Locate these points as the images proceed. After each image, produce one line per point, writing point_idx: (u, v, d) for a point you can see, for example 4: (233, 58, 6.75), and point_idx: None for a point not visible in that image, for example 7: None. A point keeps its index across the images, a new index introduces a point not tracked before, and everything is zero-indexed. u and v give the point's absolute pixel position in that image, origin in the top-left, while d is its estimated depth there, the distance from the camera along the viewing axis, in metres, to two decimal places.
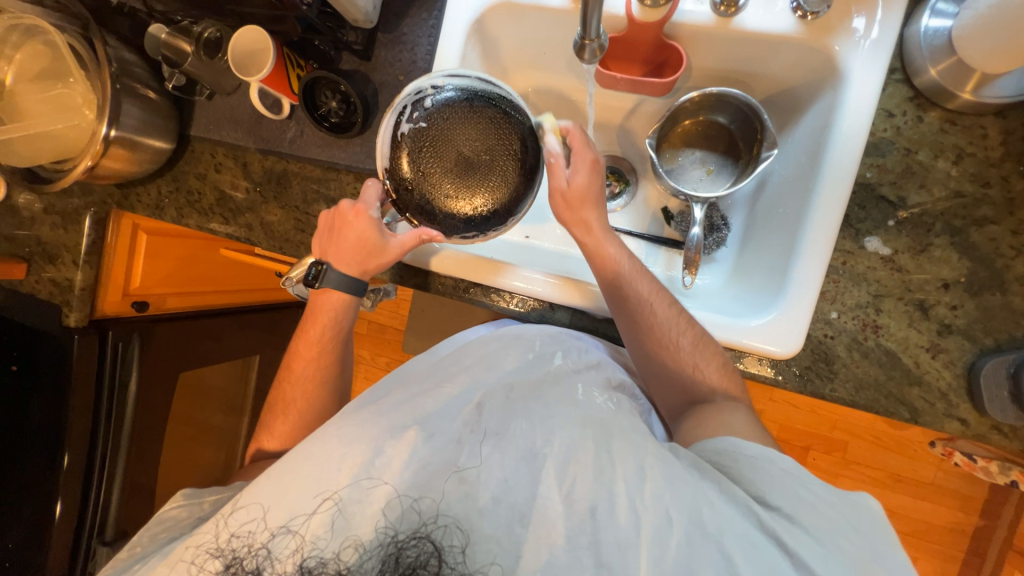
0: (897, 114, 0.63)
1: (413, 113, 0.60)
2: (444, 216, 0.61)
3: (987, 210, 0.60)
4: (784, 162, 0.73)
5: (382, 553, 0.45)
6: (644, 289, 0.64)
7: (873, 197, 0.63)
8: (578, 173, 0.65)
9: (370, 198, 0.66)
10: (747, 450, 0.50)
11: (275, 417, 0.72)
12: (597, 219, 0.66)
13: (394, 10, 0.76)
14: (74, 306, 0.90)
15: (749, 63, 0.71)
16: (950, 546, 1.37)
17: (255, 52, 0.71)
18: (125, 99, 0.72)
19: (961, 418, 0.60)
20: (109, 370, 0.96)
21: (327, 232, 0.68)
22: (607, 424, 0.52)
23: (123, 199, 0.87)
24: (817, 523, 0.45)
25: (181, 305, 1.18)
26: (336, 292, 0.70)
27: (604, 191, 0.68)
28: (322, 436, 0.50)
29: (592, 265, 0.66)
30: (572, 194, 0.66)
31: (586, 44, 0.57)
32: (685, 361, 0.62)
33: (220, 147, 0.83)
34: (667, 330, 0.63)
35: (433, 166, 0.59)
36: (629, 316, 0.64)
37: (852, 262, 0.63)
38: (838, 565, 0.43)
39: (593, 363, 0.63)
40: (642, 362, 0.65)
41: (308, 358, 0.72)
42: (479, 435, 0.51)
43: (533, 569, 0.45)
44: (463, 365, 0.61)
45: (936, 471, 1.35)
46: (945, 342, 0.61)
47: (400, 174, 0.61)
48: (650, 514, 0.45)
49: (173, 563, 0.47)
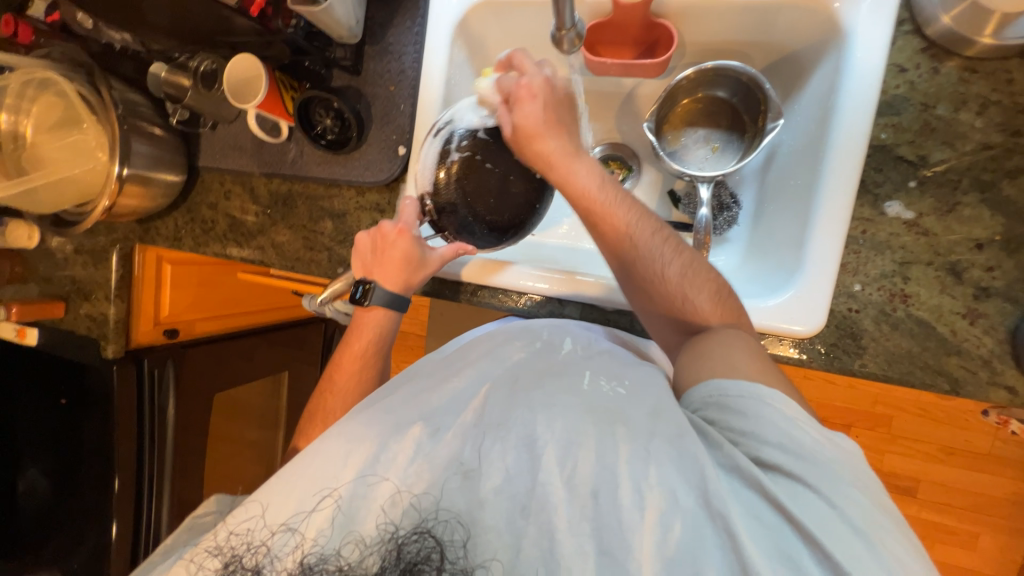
0: (910, 68, 0.59)
1: (461, 139, 0.64)
2: (483, 232, 0.66)
3: (1021, 160, 0.56)
4: (793, 131, 0.69)
5: (383, 549, 0.45)
6: (625, 218, 0.60)
7: (891, 158, 0.59)
8: (520, 111, 0.61)
9: (407, 219, 0.68)
10: (733, 391, 0.48)
11: (314, 426, 0.68)
12: (556, 147, 0.61)
13: (379, 22, 0.76)
14: (110, 338, 0.95)
15: (744, 32, 0.69)
16: (1014, 519, 1.29)
17: (251, 80, 0.72)
18: (134, 137, 0.75)
19: (1008, 385, 0.56)
20: (149, 397, 1.01)
21: (370, 253, 0.70)
22: (612, 410, 0.50)
23: (144, 234, 0.91)
24: (816, 476, 0.42)
25: (210, 330, 1.23)
26: (380, 307, 0.70)
27: (555, 121, 0.62)
28: (331, 435, 0.51)
29: (566, 198, 0.62)
30: (522, 134, 0.61)
31: (563, 34, 0.57)
32: (673, 293, 0.58)
33: (227, 175, 0.85)
34: (652, 262, 0.58)
35: (476, 188, 0.64)
36: (612, 249, 0.61)
37: (873, 230, 0.60)
38: (840, 521, 0.40)
39: (605, 352, 0.61)
40: (635, 300, 0.62)
41: (349, 370, 0.71)
42: (481, 428, 0.50)
43: (533, 560, 0.44)
44: (469, 358, 0.60)
45: (993, 441, 1.27)
46: (983, 307, 0.56)
47: (442, 196, 0.65)
48: (655, 498, 0.44)
49: (179, 563, 0.49)
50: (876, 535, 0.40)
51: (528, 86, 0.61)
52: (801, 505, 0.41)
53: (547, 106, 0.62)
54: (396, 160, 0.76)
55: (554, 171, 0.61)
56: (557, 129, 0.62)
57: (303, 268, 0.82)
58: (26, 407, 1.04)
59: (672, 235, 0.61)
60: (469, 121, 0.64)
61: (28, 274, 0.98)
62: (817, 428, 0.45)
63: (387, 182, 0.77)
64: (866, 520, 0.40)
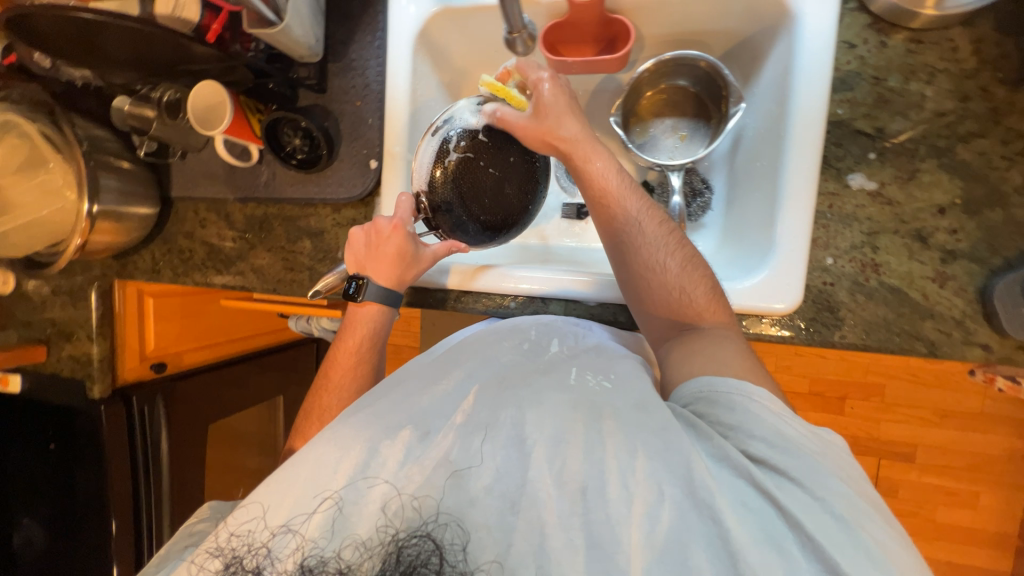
0: (859, 44, 0.60)
1: (458, 141, 0.66)
2: (477, 231, 0.69)
3: (972, 125, 0.57)
4: (755, 114, 0.71)
5: (383, 552, 0.45)
6: (635, 206, 0.62)
7: (849, 133, 0.61)
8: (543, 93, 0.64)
9: (402, 213, 0.68)
10: (722, 388, 0.49)
11: (310, 423, 0.67)
12: (574, 130, 0.64)
13: (339, 38, 0.77)
14: (96, 378, 0.93)
15: (699, 21, 0.70)
16: (1011, 474, 1.32)
17: (214, 107, 0.72)
18: (102, 173, 0.74)
19: (982, 343, 0.57)
20: (140, 433, 1.00)
21: (364, 248, 0.69)
22: (599, 402, 0.51)
23: (122, 269, 0.90)
24: (801, 469, 0.43)
25: (203, 359, 1.21)
26: (373, 303, 0.69)
27: (576, 107, 0.65)
28: (321, 441, 0.50)
29: (578, 181, 0.64)
30: (545, 111, 0.64)
31: (514, 37, 0.58)
32: (672, 283, 0.59)
33: (201, 204, 0.85)
34: (652, 249, 0.60)
35: (473, 188, 0.67)
36: (615, 234, 0.62)
37: (840, 204, 0.61)
38: (823, 511, 0.41)
39: (592, 347, 0.61)
40: (629, 293, 0.62)
41: (345, 365, 0.69)
42: (470, 428, 0.49)
43: (525, 556, 0.44)
44: (461, 360, 0.60)
45: (982, 399, 1.30)
46: (951, 269, 0.58)
47: (438, 194, 0.68)
48: (642, 490, 0.44)
49: (181, 565, 0.48)
50: (859, 523, 0.41)
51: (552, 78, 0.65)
52: (787, 496, 0.42)
53: (562, 94, 0.65)
54: (368, 173, 0.76)
55: (572, 153, 0.63)
56: (577, 116, 0.65)
57: (285, 289, 0.82)
58: (14, 455, 1.02)
59: (675, 230, 0.62)
60: (467, 123, 0.67)
61: (5, 320, 0.96)
62: (801, 423, 0.47)
63: (362, 197, 0.77)
64: (848, 508, 0.41)
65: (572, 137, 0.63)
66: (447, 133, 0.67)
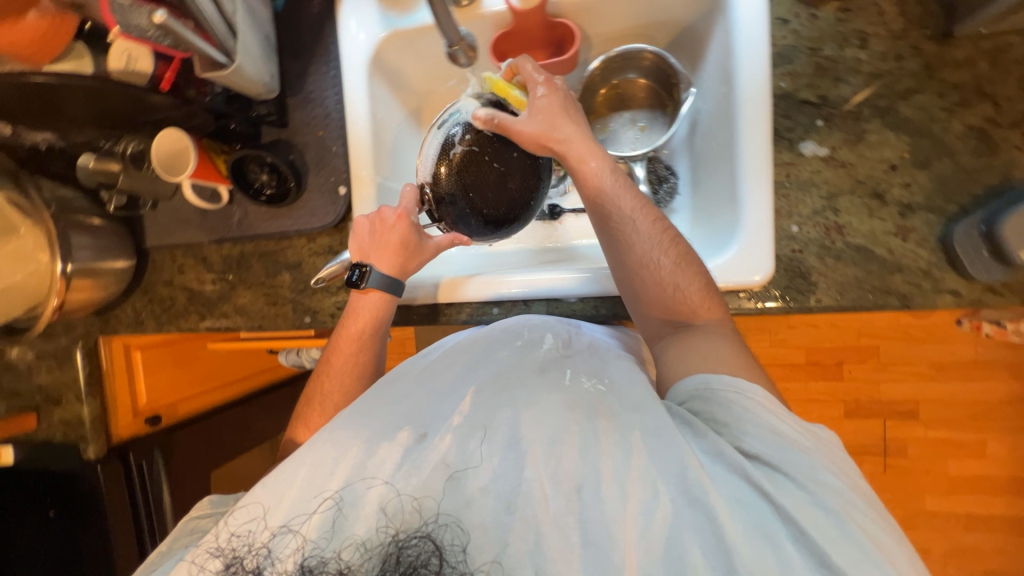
0: (791, 18, 0.63)
1: (460, 134, 0.65)
2: (479, 226, 0.67)
3: (908, 82, 0.59)
4: (706, 98, 0.73)
5: (383, 553, 0.45)
6: (630, 205, 0.62)
7: (795, 104, 0.63)
8: (536, 98, 0.65)
9: (406, 203, 0.69)
10: (716, 385, 0.50)
11: (312, 408, 0.68)
12: (568, 133, 0.63)
13: (295, 73, 0.78)
14: (91, 438, 0.92)
15: (640, 15, 0.73)
16: (1013, 418, 1.33)
17: (178, 154, 0.73)
18: (73, 232, 0.75)
19: (952, 290, 0.58)
20: (139, 491, 1.00)
21: (369, 236, 0.70)
22: (594, 402, 0.51)
23: (104, 325, 0.89)
24: (793, 463, 0.44)
25: (197, 408, 1.19)
26: (378, 291, 0.69)
27: (571, 109, 0.65)
28: (317, 443, 0.50)
29: (574, 181, 0.64)
30: (540, 113, 0.64)
31: (455, 50, 0.61)
32: (667, 281, 0.59)
33: (177, 250, 0.86)
34: (648, 248, 0.60)
35: (477, 181, 0.65)
36: (611, 232, 0.62)
37: (796, 171, 0.63)
38: (815, 505, 0.42)
39: (585, 348, 0.61)
40: (626, 291, 0.62)
41: (347, 352, 0.69)
42: (467, 428, 0.50)
43: (521, 555, 0.44)
44: (456, 364, 0.60)
45: (974, 347, 1.32)
46: (911, 222, 0.60)
47: (442, 186, 0.65)
48: (636, 488, 0.44)
49: (182, 561, 0.48)
50: (852, 515, 0.41)
51: (545, 82, 0.65)
52: (780, 491, 0.42)
53: (556, 98, 0.65)
54: (338, 200, 0.77)
55: (566, 152, 0.63)
56: (573, 118, 0.65)
57: (269, 325, 0.82)
58: (13, 529, 1.00)
59: (670, 227, 0.62)
60: (472, 116, 0.66)
61: None
62: (795, 420, 0.47)
63: (335, 224, 0.78)
64: (840, 502, 0.42)
65: (566, 139, 0.63)
66: (454, 123, 0.66)
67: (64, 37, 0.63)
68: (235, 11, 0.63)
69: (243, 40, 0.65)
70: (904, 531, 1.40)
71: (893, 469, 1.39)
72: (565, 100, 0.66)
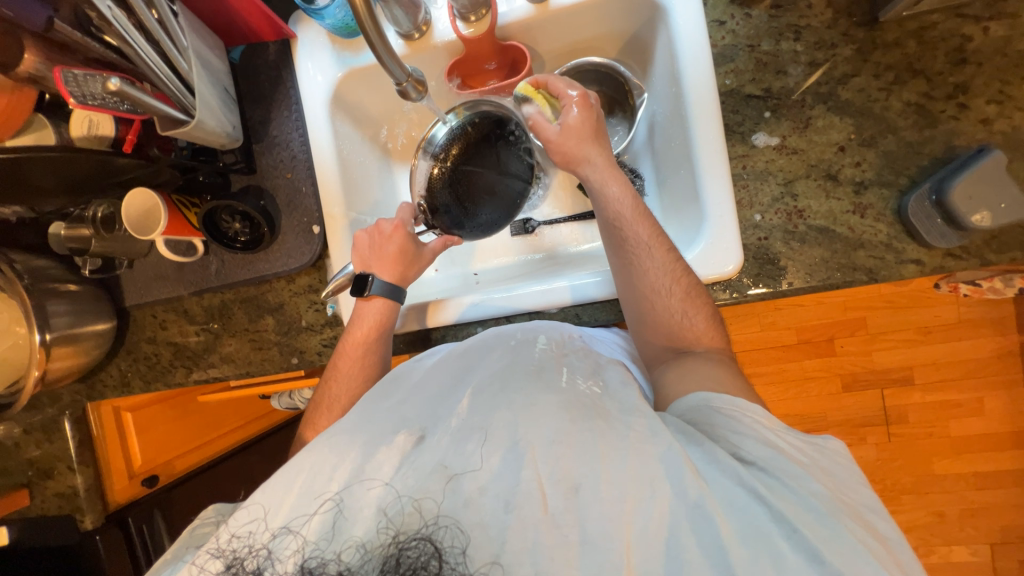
0: (727, 20, 0.66)
1: (448, 144, 0.72)
2: (473, 228, 0.75)
3: (845, 67, 0.62)
4: (659, 101, 0.75)
5: (383, 554, 0.43)
6: (646, 230, 0.63)
7: (742, 99, 0.65)
8: (569, 117, 0.66)
9: (403, 215, 0.73)
10: (718, 402, 0.51)
11: (320, 413, 0.68)
12: (597, 155, 0.66)
13: (257, 120, 0.79)
14: (86, 509, 0.90)
15: (586, 30, 0.75)
16: (1004, 372, 1.36)
17: (150, 213, 0.73)
18: (49, 301, 0.74)
19: (914, 259, 0.60)
20: (143, 558, 0.98)
21: (370, 249, 0.72)
22: (592, 405, 0.51)
23: (91, 390, 0.88)
24: (781, 465, 0.45)
25: (194, 463, 1.18)
26: (382, 298, 0.70)
27: (601, 132, 0.67)
28: (317, 448, 0.50)
29: (594, 202, 0.66)
30: (571, 136, 0.66)
31: (404, 87, 0.59)
32: (675, 308, 0.61)
33: (157, 306, 0.85)
34: (664, 274, 0.61)
35: (468, 188, 0.72)
36: (624, 255, 0.63)
37: (752, 163, 0.65)
38: (805, 508, 0.43)
39: (579, 349, 0.62)
40: (631, 314, 0.64)
41: (352, 357, 0.69)
42: (466, 432, 0.49)
43: (521, 554, 0.42)
44: (454, 372, 0.59)
45: (956, 308, 1.34)
46: (866, 199, 0.62)
47: (436, 198, 0.72)
48: (635, 486, 0.44)
49: (184, 565, 0.48)
50: (839, 518, 0.43)
51: (580, 98, 0.66)
52: (773, 492, 0.43)
53: (590, 119, 0.66)
54: (313, 240, 0.78)
55: (590, 177, 0.66)
56: (601, 144, 0.67)
57: (258, 370, 0.83)
58: None
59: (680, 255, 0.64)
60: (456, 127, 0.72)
61: None
62: (790, 436, 0.49)
63: (312, 262, 0.78)
64: (827, 505, 0.43)
65: (592, 163, 0.66)
66: (445, 138, 0.72)
67: (24, 110, 0.64)
68: (190, 69, 0.63)
69: (201, 95, 0.66)
70: (916, 496, 1.41)
71: (898, 437, 1.40)
72: (598, 122, 0.67)
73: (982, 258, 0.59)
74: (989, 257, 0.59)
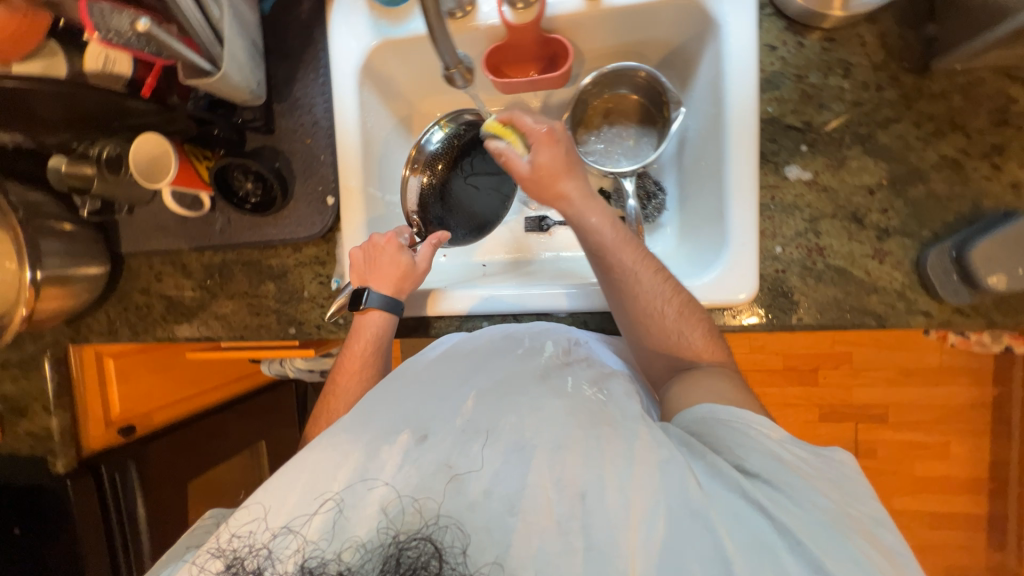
0: (779, 46, 0.65)
1: (438, 157, 0.78)
2: (464, 234, 0.81)
3: (888, 111, 0.62)
4: (695, 116, 0.74)
5: (383, 552, 0.43)
6: (631, 258, 0.62)
7: (781, 129, 0.64)
8: (540, 153, 0.63)
9: (397, 230, 0.73)
10: (724, 414, 0.51)
11: (318, 429, 0.65)
12: (574, 188, 0.63)
13: (282, 78, 0.76)
14: (59, 453, 0.90)
15: (633, 34, 0.74)
16: (974, 422, 1.40)
17: (158, 160, 0.70)
18: (43, 238, 0.71)
19: (924, 310, 0.61)
20: (112, 507, 0.96)
21: (364, 264, 0.71)
22: (597, 412, 0.51)
23: (76, 333, 0.86)
24: (789, 480, 0.45)
25: (173, 416, 1.14)
26: (377, 310, 0.69)
27: (574, 163, 0.65)
28: (319, 446, 0.50)
29: (579, 236, 0.64)
30: (543, 173, 0.63)
31: (452, 72, 0.58)
32: (670, 329, 0.61)
33: (155, 257, 0.83)
34: (652, 300, 0.61)
35: (457, 199, 0.79)
36: (613, 285, 0.63)
37: (781, 195, 0.64)
38: (809, 520, 0.43)
39: (582, 358, 0.61)
40: (628, 334, 0.64)
41: (352, 370, 0.68)
42: (471, 434, 0.49)
43: (524, 559, 0.43)
44: (458, 368, 0.59)
45: (939, 354, 1.38)
46: (887, 246, 0.62)
47: (429, 212, 0.78)
48: (639, 496, 0.44)
49: (183, 565, 0.47)
50: (843, 531, 0.42)
51: (546, 132, 0.63)
52: (777, 506, 0.43)
53: (560, 154, 0.63)
54: (326, 211, 0.76)
55: (568, 214, 0.64)
56: (576, 174, 0.64)
57: (253, 336, 0.81)
58: None
59: (671, 275, 0.63)
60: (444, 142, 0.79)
61: None
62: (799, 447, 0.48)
63: (322, 234, 0.77)
64: (832, 518, 0.43)
65: (569, 198, 0.63)
66: (433, 154, 0.78)
67: (32, 36, 0.60)
68: (221, 17, 0.61)
69: (230, 46, 0.63)
70: None
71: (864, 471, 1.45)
72: (567, 153, 0.64)
73: (988, 318, 0.61)
74: (995, 318, 0.61)
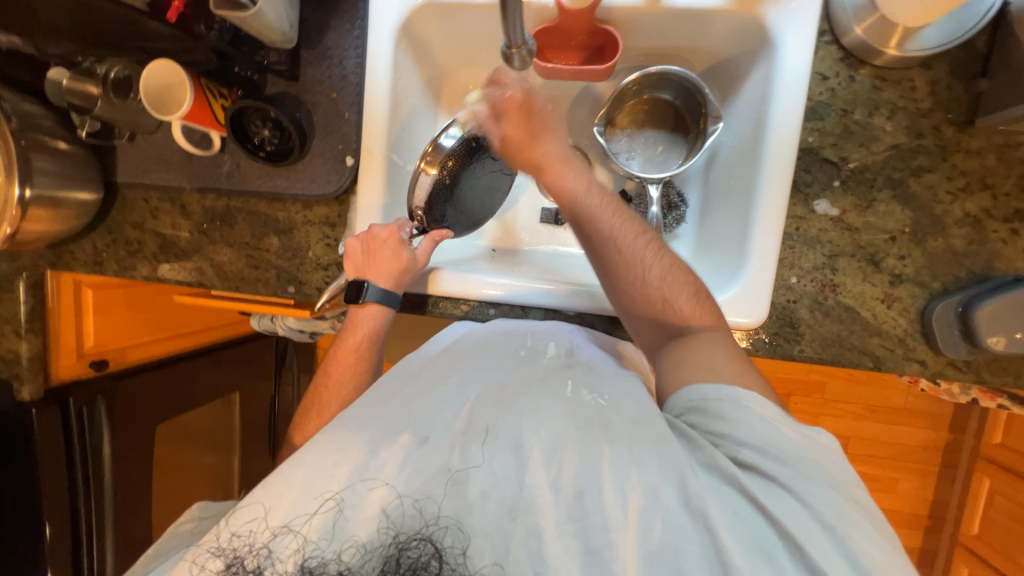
0: (831, 76, 0.64)
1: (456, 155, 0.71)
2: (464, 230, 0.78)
3: (923, 159, 0.62)
4: (731, 132, 0.74)
5: (384, 552, 0.44)
6: (608, 222, 0.62)
7: (817, 160, 0.64)
8: (506, 124, 0.65)
9: (399, 223, 0.70)
10: (712, 395, 0.50)
11: (310, 420, 0.65)
12: (546, 152, 0.64)
13: (314, 23, 0.72)
14: (24, 377, 0.86)
15: (684, 39, 0.72)
16: (926, 463, 1.48)
17: (171, 89, 0.65)
18: (35, 153, 0.66)
19: (920, 359, 0.63)
20: (78, 438, 0.92)
21: (362, 255, 0.68)
22: (595, 413, 0.50)
23: (57, 259, 0.82)
24: (791, 476, 0.44)
25: (149, 355, 1.11)
26: (374, 304, 0.68)
27: (545, 128, 0.65)
28: (319, 445, 0.49)
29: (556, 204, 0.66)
30: (511, 144, 0.65)
31: (514, 52, 0.55)
32: (654, 294, 0.59)
33: (152, 191, 0.78)
34: (631, 264, 0.60)
35: (466, 198, 0.75)
36: (595, 251, 0.62)
37: (805, 227, 0.65)
38: (807, 514, 0.42)
39: (584, 365, 0.58)
40: (615, 301, 0.63)
41: (345, 364, 0.68)
42: (471, 436, 0.48)
43: (521, 561, 0.43)
44: (458, 365, 0.58)
45: (906, 396, 1.44)
46: (898, 291, 0.63)
47: (435, 210, 0.72)
48: (637, 496, 0.44)
49: (181, 562, 0.47)
50: (841, 525, 0.42)
51: (512, 96, 0.64)
52: (775, 501, 0.43)
53: (526, 119, 0.64)
54: (344, 171, 0.73)
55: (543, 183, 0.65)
56: (553, 136, 0.65)
57: (247, 290, 0.78)
58: None
59: (653, 238, 0.62)
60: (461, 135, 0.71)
61: None
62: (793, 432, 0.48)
63: (337, 194, 0.74)
64: (832, 511, 0.42)
65: (541, 164, 0.65)
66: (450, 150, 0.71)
67: None
68: None
69: None
70: None
71: None
72: (535, 116, 0.65)
73: (978, 374, 0.63)
74: (985, 376, 0.63)
